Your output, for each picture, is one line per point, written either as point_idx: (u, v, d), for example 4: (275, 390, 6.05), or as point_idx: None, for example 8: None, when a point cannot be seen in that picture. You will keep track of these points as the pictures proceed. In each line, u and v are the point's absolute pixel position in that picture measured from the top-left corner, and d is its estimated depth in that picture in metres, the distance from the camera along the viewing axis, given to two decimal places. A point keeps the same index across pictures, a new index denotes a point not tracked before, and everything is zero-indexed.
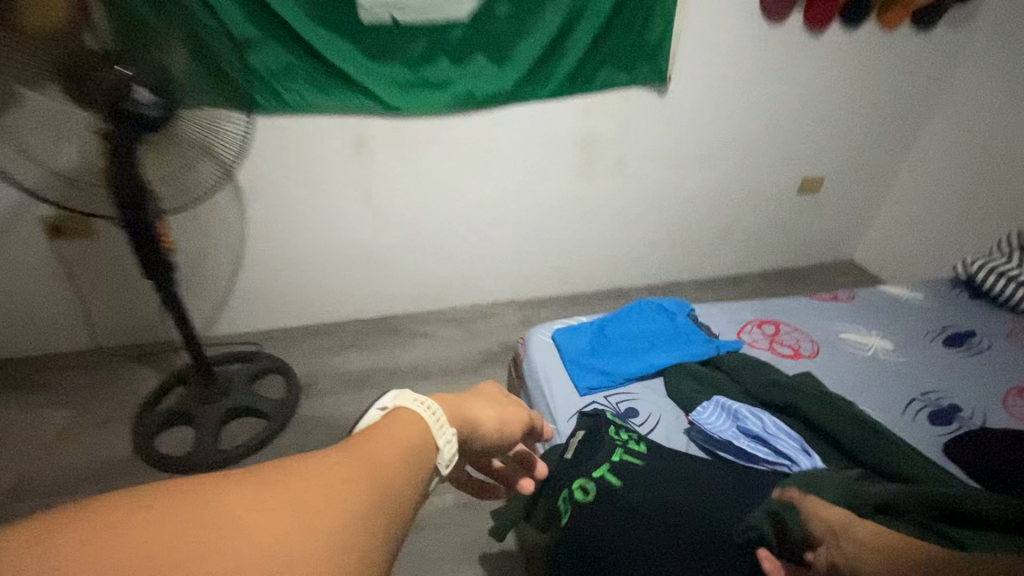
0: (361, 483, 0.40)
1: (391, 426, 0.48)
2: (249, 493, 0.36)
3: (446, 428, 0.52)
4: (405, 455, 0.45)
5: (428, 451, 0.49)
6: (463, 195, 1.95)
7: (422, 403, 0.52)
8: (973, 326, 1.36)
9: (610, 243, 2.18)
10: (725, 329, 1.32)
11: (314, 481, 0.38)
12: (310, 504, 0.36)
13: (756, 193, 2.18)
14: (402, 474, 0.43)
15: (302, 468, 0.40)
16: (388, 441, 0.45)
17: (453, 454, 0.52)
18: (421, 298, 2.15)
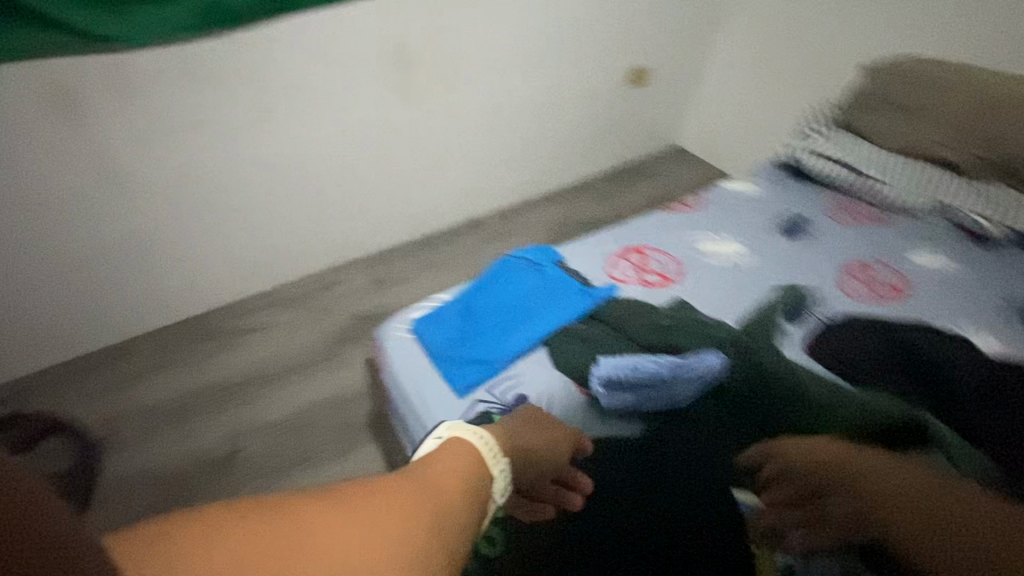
0: (424, 491, 0.63)
1: (450, 455, 0.72)
2: (357, 508, 0.58)
3: (499, 457, 0.76)
4: (457, 476, 0.69)
5: (483, 471, 0.73)
6: (253, 149, 1.50)
7: (476, 437, 0.76)
8: (803, 211, 1.43)
9: (452, 172, 1.88)
10: (595, 271, 1.22)
11: (402, 500, 0.61)
12: (398, 515, 0.59)
13: (590, 91, 2.02)
14: (457, 493, 0.66)
15: (397, 483, 0.63)
16: (448, 467, 0.69)
17: (505, 478, 0.75)
18: (237, 283, 1.70)
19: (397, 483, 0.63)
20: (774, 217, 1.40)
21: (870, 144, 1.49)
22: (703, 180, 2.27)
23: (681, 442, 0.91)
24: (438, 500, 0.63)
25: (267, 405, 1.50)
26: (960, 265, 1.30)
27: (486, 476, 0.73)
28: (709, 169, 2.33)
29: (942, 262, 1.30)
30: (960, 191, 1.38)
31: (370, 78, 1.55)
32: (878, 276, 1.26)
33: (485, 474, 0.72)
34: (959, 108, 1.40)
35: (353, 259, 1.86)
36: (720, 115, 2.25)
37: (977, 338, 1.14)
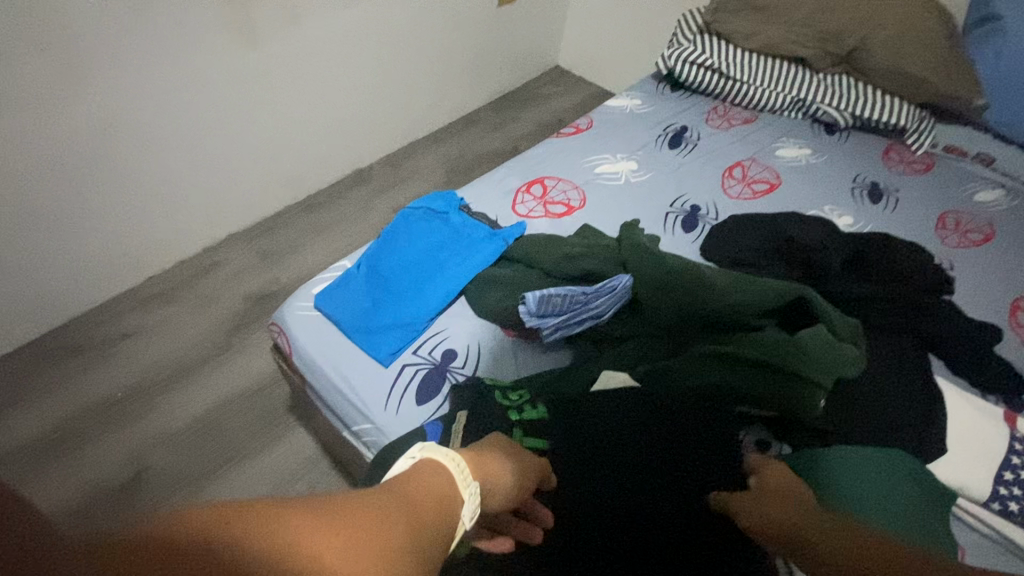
0: (413, 517, 0.47)
1: (422, 475, 0.54)
2: (325, 516, 0.42)
3: (471, 482, 0.57)
4: (433, 503, 0.51)
5: (454, 499, 0.54)
6: (68, 123, 1.21)
7: (448, 455, 0.58)
8: (684, 120, 1.48)
9: (326, 122, 1.70)
10: (500, 210, 1.20)
11: (366, 520, 0.44)
12: (361, 530, 0.42)
13: (462, 16, 1.88)
14: (430, 521, 0.49)
15: (370, 499, 0.46)
16: (425, 490, 0.52)
17: (476, 509, 0.56)
18: (92, 286, 1.44)
19: (388, 496, 0.48)
20: (658, 130, 1.44)
21: (735, 48, 1.55)
22: (586, 100, 2.28)
23: (618, 370, 0.91)
24: (423, 528, 0.48)
25: (168, 412, 1.34)
26: (817, 153, 1.44)
27: (457, 504, 0.54)
28: (589, 87, 2.33)
29: (802, 153, 1.43)
30: (814, 83, 1.50)
31: (203, 21, 1.29)
32: (754, 174, 1.36)
33: (457, 501, 0.54)
34: (805, 7, 1.51)
35: (232, 235, 1.66)
36: (592, 30, 2.23)
37: (838, 217, 1.29)
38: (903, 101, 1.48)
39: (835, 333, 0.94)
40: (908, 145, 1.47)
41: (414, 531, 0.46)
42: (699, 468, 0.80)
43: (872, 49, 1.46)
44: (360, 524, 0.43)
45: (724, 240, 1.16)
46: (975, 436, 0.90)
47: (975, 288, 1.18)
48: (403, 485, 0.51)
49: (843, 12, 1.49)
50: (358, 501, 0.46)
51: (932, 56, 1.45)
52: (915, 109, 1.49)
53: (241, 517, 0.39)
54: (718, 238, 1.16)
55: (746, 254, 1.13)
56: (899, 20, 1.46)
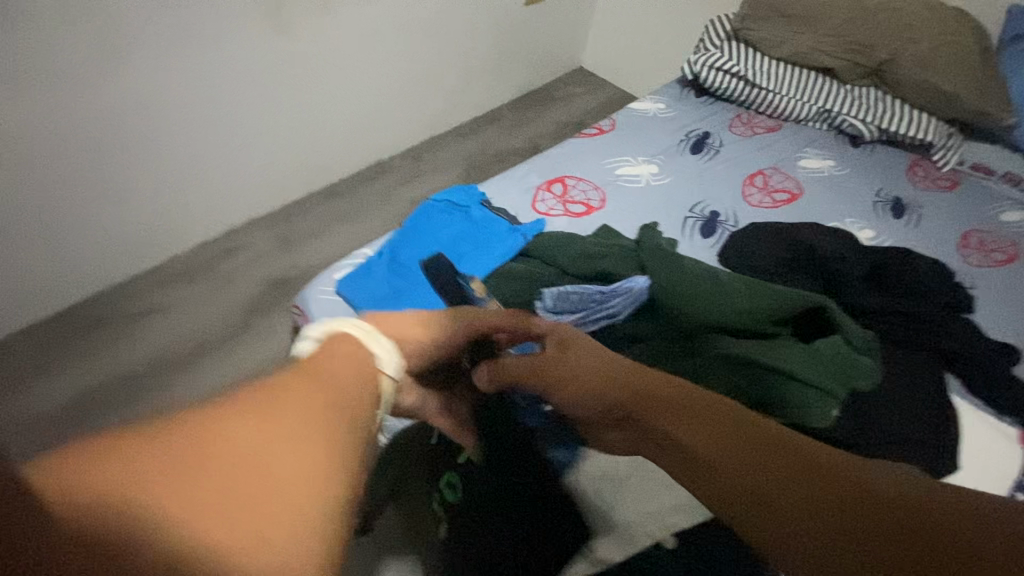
0: (334, 415, 0.41)
1: (330, 352, 0.49)
2: (224, 441, 0.34)
3: (376, 336, 0.55)
4: (350, 376, 0.47)
5: (366, 356, 0.51)
6: (102, 102, 1.24)
7: (350, 325, 0.54)
8: (707, 127, 1.48)
9: (351, 112, 1.72)
10: (520, 207, 1.21)
11: (276, 426, 0.36)
12: (272, 442, 0.35)
13: (488, 14, 1.90)
14: (354, 389, 0.45)
15: (273, 400, 0.39)
16: (334, 365, 0.47)
17: (394, 358, 0.54)
18: (118, 263, 1.48)
19: (312, 392, 0.41)
20: (681, 135, 1.45)
21: (762, 56, 1.55)
22: (608, 102, 2.28)
23: None
24: (351, 421, 0.42)
25: (185, 389, 1.37)
26: (841, 166, 1.43)
27: (368, 359, 0.51)
28: (612, 90, 2.33)
29: (826, 164, 1.43)
30: (841, 95, 1.49)
31: (236, 8, 1.32)
32: (775, 183, 1.36)
33: (370, 359, 0.51)
34: (837, 17, 1.50)
35: (253, 220, 1.69)
36: (617, 33, 2.23)
37: (858, 231, 1.28)
38: (930, 116, 1.47)
39: (851, 347, 0.93)
40: (934, 161, 1.46)
41: (341, 434, 0.39)
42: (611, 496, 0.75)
43: (901, 63, 1.45)
44: (275, 445, 0.35)
45: (742, 247, 1.15)
46: (984, 456, 0.91)
47: (996, 308, 1.16)
48: (313, 373, 0.44)
49: (876, 23, 1.47)
50: (276, 408, 0.38)
51: (963, 73, 1.43)
52: (942, 125, 1.47)
53: (106, 478, 0.29)
54: (737, 245, 1.16)
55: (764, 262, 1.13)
56: (933, 34, 1.45)
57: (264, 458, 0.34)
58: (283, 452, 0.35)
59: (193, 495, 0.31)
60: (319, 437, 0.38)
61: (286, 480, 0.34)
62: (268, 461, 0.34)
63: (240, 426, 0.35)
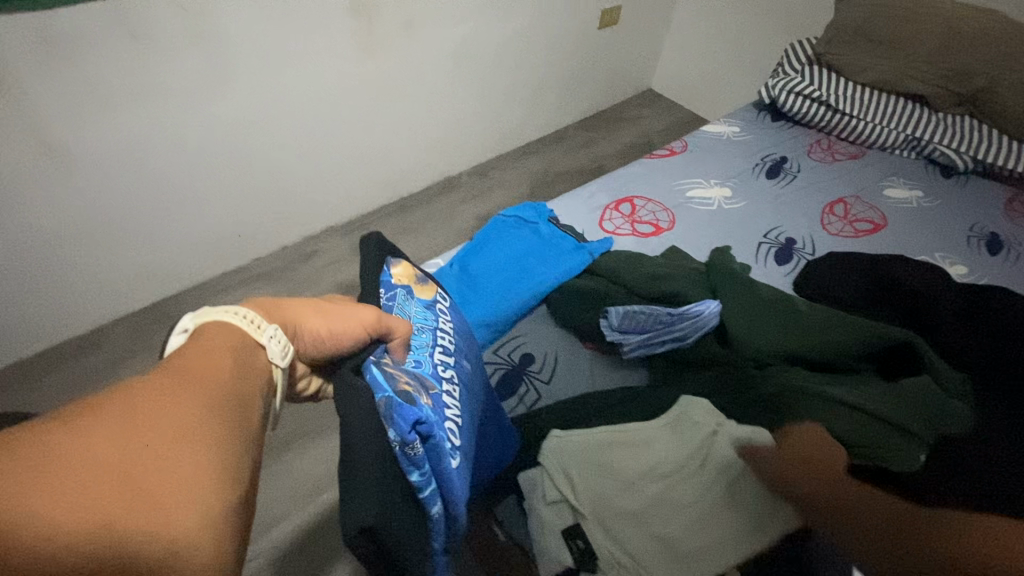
0: (212, 404, 0.38)
1: (206, 339, 0.44)
2: (88, 443, 0.31)
3: (267, 327, 0.48)
4: (231, 365, 0.42)
5: (236, 349, 0.44)
6: (211, 114, 1.37)
7: (229, 312, 0.47)
8: (784, 151, 1.44)
9: (426, 129, 1.80)
10: (588, 224, 1.22)
11: (156, 417, 0.35)
12: (153, 436, 0.34)
13: (563, 37, 1.95)
14: (239, 383, 0.41)
15: (140, 400, 0.35)
16: (214, 353, 0.42)
17: (282, 345, 0.47)
18: (209, 260, 1.61)
19: (181, 381, 0.38)
20: (756, 159, 1.42)
21: (846, 81, 1.50)
22: (676, 125, 2.27)
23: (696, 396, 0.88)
24: (233, 408, 0.39)
25: None
26: (930, 196, 1.35)
27: (248, 357, 0.45)
28: (681, 113, 2.32)
29: (913, 195, 1.35)
30: (931, 123, 1.42)
31: (333, 31, 1.43)
32: (857, 212, 1.30)
33: (251, 351, 0.45)
34: (932, 41, 1.43)
35: (329, 227, 1.79)
36: (690, 56, 2.23)
37: (949, 266, 1.20)
38: None
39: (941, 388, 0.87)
40: None
41: (218, 425, 0.37)
42: (669, 515, 0.75)
43: (1001, 91, 1.37)
44: (143, 428, 0.34)
45: (820, 276, 1.11)
46: None
47: None
48: (180, 363, 0.40)
49: (975, 49, 1.39)
50: (131, 398, 0.35)
51: None
52: None
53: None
54: (815, 273, 1.12)
55: (844, 293, 1.08)
56: None
57: (156, 447, 0.33)
58: (134, 451, 0.32)
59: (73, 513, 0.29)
60: (184, 432, 0.35)
61: (147, 476, 0.32)
62: (145, 469, 0.32)
63: (91, 424, 0.33)
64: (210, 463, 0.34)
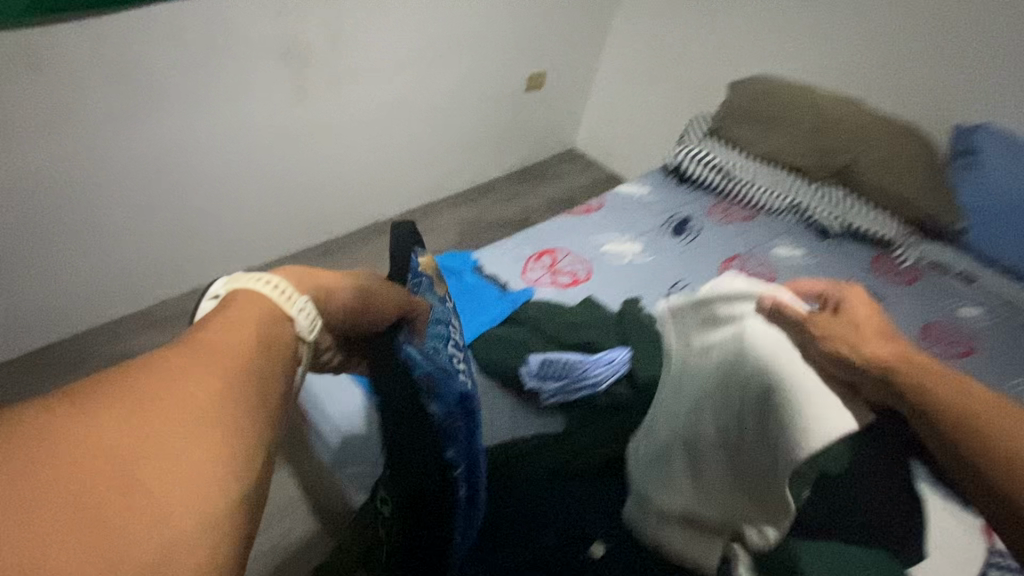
0: (235, 391, 0.36)
1: (233, 311, 0.42)
2: (106, 437, 0.30)
3: (298, 299, 0.48)
4: (255, 341, 0.40)
5: (267, 313, 0.44)
6: (119, 151, 1.31)
7: (263, 280, 0.47)
8: (688, 212, 1.59)
9: (354, 175, 1.82)
10: (511, 274, 1.28)
11: (174, 409, 0.32)
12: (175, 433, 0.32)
13: (491, 96, 2.07)
14: (268, 364, 0.40)
15: (160, 383, 0.33)
16: (240, 328, 0.41)
17: (314, 319, 0.48)
18: (106, 303, 1.50)
19: (209, 377, 0.35)
20: (663, 217, 1.55)
21: (738, 153, 1.71)
22: (597, 181, 2.43)
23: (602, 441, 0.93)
24: (257, 432, 0.35)
25: None
26: (811, 255, 1.54)
27: (281, 326, 0.45)
28: (602, 171, 2.49)
29: (797, 253, 1.53)
30: (809, 192, 1.63)
31: (260, 77, 1.44)
32: (750, 267, 1.45)
33: (283, 321, 0.45)
34: (803, 123, 1.66)
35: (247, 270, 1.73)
36: (608, 120, 2.43)
37: None
38: (888, 216, 1.61)
39: None
40: (896, 256, 1.57)
41: (242, 425, 0.34)
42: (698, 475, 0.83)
43: (860, 167, 1.61)
44: (163, 418, 0.32)
45: None
46: (951, 546, 0.93)
47: None
48: (204, 335, 0.39)
49: (838, 132, 1.63)
50: (147, 381, 0.33)
51: (919, 179, 1.59)
52: (901, 226, 1.60)
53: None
54: None
55: None
56: (889, 144, 1.61)
57: (177, 447, 0.31)
58: (120, 472, 0.29)
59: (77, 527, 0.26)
60: (193, 447, 0.32)
61: (142, 504, 0.29)
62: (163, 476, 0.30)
63: (104, 416, 0.30)
64: (220, 482, 0.32)
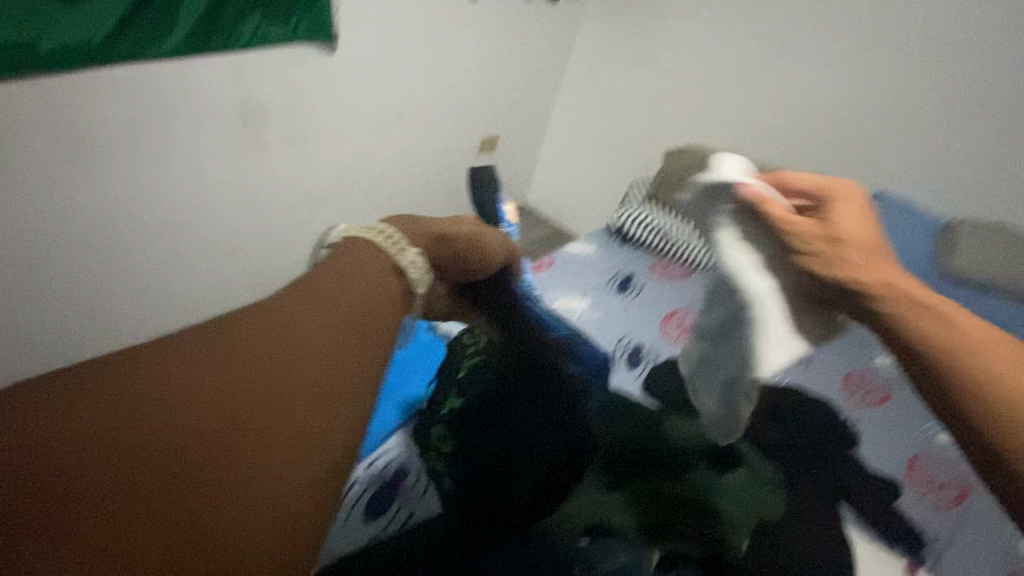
0: (341, 341, 0.51)
1: (345, 261, 0.59)
2: (249, 357, 0.47)
3: (408, 250, 0.64)
4: (361, 288, 0.56)
5: (382, 267, 0.60)
6: (56, 209, 1.29)
7: (372, 228, 0.65)
8: (632, 270, 1.70)
9: (310, 229, 1.83)
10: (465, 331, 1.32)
11: (294, 348, 0.49)
12: (296, 366, 0.48)
13: (445, 156, 2.17)
14: (377, 314, 0.55)
15: (285, 325, 0.50)
16: (348, 281, 0.56)
17: (418, 262, 0.64)
18: (28, 365, 1.42)
19: (300, 373, 0.48)
20: (609, 275, 1.65)
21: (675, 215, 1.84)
22: (546, 236, 2.55)
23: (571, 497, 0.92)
24: (326, 431, 0.47)
25: None
26: None
27: (390, 270, 0.61)
28: (551, 226, 2.61)
29: None
30: None
31: (214, 135, 1.46)
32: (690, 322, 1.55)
33: (391, 260, 0.61)
34: None
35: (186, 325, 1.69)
36: (557, 180, 2.57)
37: None
38: None
39: (752, 475, 1.04)
40: None
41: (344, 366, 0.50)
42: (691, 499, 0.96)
43: None
44: (286, 355, 0.48)
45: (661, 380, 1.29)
46: None
47: (877, 443, 1.34)
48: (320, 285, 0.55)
49: None
50: (273, 322, 0.50)
51: None
52: None
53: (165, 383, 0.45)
54: (657, 378, 1.30)
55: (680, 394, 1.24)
56: None
57: (296, 372, 0.48)
58: (264, 385, 0.46)
59: (230, 421, 0.44)
60: (306, 376, 0.48)
61: (272, 404, 0.46)
62: (291, 386, 0.47)
63: (247, 351, 0.48)
64: (325, 404, 0.48)
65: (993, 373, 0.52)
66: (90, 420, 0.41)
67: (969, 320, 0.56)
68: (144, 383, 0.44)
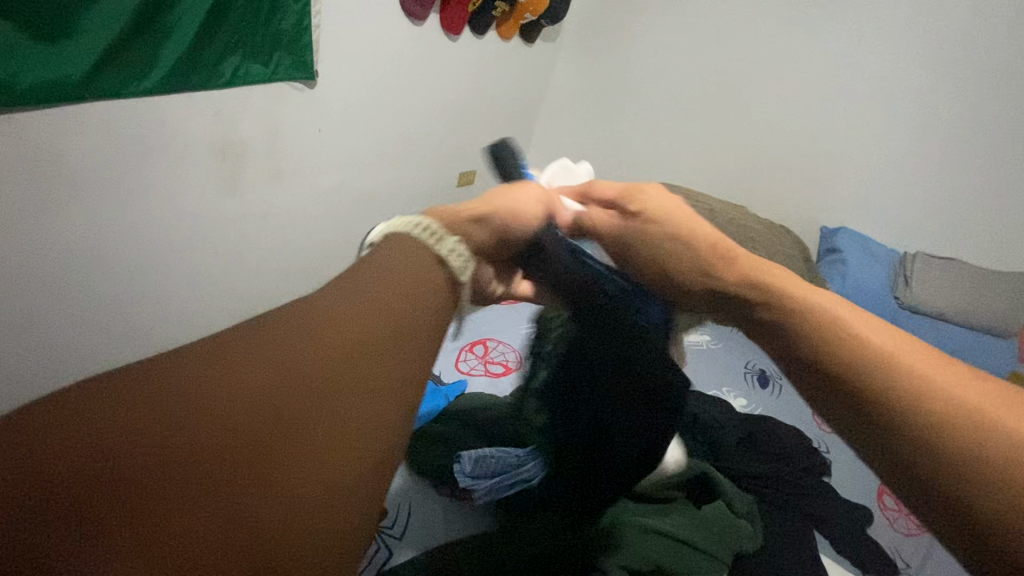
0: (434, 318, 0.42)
1: (432, 224, 0.51)
2: (325, 335, 0.36)
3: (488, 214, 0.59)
4: (446, 254, 0.48)
5: (441, 240, 0.49)
6: (29, 245, 1.22)
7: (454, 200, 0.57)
8: None
9: (287, 263, 1.83)
10: (445, 366, 1.36)
11: (381, 321, 0.38)
12: (386, 347, 0.38)
13: (423, 190, 2.22)
14: (463, 288, 0.48)
15: (369, 297, 0.39)
16: (427, 246, 0.48)
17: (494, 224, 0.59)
18: None
19: (335, 359, 0.35)
20: None
21: None
22: None
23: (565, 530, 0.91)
24: (415, 433, 0.37)
25: None
26: (715, 340, 1.74)
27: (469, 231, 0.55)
28: None
29: (704, 339, 1.74)
30: None
31: (196, 169, 1.46)
32: None
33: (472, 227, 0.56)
34: None
35: None
36: None
37: (734, 398, 1.51)
38: None
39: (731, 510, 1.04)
40: None
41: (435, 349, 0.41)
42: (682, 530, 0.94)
43: None
44: (373, 333, 0.38)
45: None
46: None
47: (849, 471, 1.38)
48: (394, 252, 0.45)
49: None
50: (349, 295, 0.39)
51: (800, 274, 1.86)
52: None
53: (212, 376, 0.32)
54: None
55: None
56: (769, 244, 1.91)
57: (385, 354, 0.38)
58: (350, 370, 0.36)
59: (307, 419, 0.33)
60: (399, 354, 0.38)
61: (363, 395, 0.36)
62: (382, 371, 0.37)
63: (321, 329, 0.36)
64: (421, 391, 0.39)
65: (912, 381, 0.39)
66: (120, 436, 0.29)
67: (850, 307, 0.46)
68: (160, 370, 0.32)
